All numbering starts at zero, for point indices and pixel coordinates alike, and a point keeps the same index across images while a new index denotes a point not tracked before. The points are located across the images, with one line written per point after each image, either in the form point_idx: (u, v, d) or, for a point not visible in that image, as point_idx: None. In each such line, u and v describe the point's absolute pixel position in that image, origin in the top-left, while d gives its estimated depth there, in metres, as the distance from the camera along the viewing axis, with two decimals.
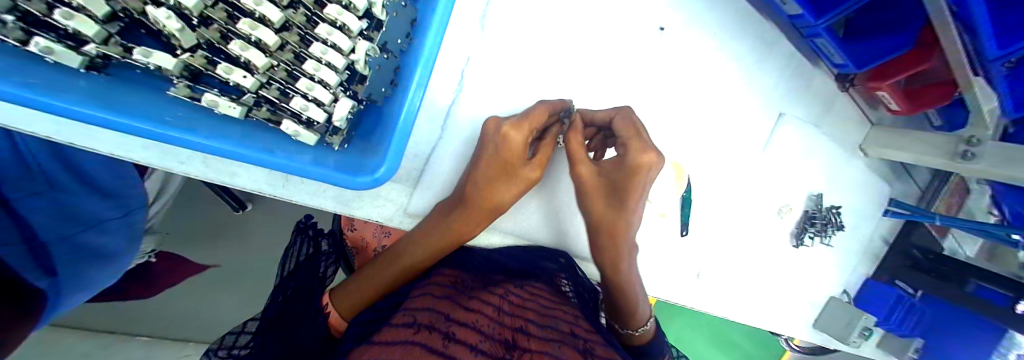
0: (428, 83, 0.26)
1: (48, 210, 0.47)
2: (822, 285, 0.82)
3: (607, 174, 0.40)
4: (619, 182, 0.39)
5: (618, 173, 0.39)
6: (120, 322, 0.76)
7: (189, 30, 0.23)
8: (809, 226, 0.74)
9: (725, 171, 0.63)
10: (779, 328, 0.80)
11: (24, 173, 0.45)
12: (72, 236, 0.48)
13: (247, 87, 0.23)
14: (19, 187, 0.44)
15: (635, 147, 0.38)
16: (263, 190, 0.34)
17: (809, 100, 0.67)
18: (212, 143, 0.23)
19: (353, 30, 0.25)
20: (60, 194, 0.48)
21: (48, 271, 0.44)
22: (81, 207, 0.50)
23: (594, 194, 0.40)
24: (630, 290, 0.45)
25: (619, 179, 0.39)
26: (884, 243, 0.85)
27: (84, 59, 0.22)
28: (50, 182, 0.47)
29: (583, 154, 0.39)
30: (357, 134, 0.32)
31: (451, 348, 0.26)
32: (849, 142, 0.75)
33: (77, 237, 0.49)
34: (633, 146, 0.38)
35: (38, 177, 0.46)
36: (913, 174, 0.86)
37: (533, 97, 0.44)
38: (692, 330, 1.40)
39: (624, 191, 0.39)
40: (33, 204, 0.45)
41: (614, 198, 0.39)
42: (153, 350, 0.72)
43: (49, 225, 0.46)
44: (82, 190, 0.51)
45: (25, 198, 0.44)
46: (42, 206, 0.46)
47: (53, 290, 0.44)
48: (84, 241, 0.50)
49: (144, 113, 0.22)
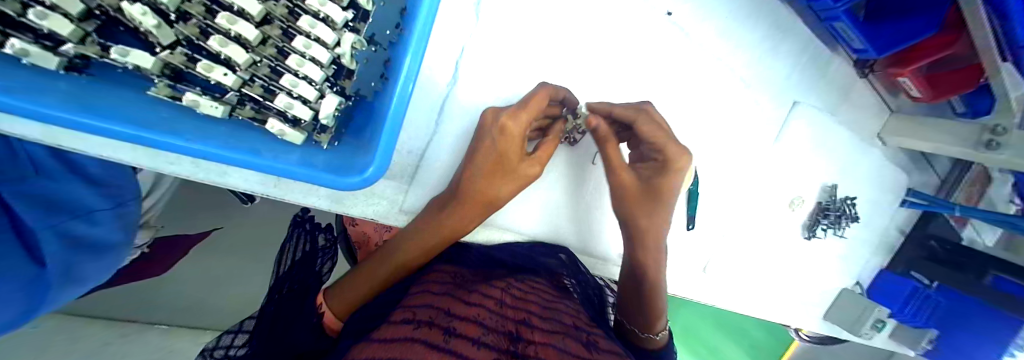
0: (417, 75, 0.25)
1: (30, 197, 0.45)
2: (834, 278, 0.80)
3: (646, 179, 0.41)
4: (658, 186, 0.40)
5: (656, 176, 0.40)
6: (139, 309, 0.77)
7: (167, 27, 0.22)
8: (823, 218, 0.72)
9: (734, 161, 0.61)
10: (785, 320, 0.79)
11: (9, 155, 0.44)
12: (61, 224, 0.49)
13: (228, 85, 0.23)
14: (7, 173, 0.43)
15: (674, 152, 0.39)
16: (256, 190, 0.33)
17: (826, 86, 0.64)
18: (197, 146, 0.22)
19: (337, 23, 0.23)
20: (48, 181, 0.47)
21: (37, 259, 0.46)
22: (72, 196, 0.50)
23: (629, 197, 0.41)
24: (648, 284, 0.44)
25: (657, 183, 0.40)
26: (900, 233, 0.83)
27: (60, 60, 0.21)
28: (36, 169, 0.47)
29: (620, 157, 0.40)
30: (347, 131, 0.31)
31: (452, 342, 0.25)
32: (866, 129, 0.72)
33: (67, 228, 0.49)
34: (671, 151, 0.39)
35: (21, 163, 0.45)
36: (934, 163, 0.83)
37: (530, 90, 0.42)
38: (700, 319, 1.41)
39: (660, 191, 0.40)
40: (19, 191, 0.44)
41: (652, 201, 0.40)
42: (177, 339, 0.77)
43: (36, 213, 0.45)
44: (71, 178, 0.49)
45: (16, 184, 0.44)
46: (30, 192, 0.46)
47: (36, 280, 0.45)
48: (74, 231, 0.50)
49: (122, 115, 0.21)
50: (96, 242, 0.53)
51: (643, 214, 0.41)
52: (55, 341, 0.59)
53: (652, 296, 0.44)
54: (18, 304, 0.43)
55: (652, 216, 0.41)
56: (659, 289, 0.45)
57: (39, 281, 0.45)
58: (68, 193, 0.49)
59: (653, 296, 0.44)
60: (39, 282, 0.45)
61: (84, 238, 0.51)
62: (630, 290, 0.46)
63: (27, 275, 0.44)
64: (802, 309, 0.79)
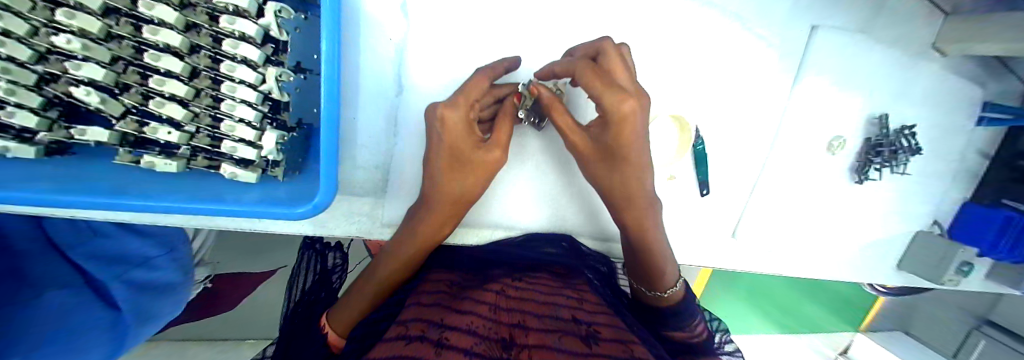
0: (340, 77, 0.23)
1: (89, 254, 0.51)
2: (894, 221, 0.71)
3: (596, 137, 0.37)
4: (610, 140, 0.35)
5: (602, 132, 0.36)
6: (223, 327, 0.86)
7: (112, 100, 0.23)
8: (875, 156, 0.63)
9: (747, 111, 0.55)
10: (841, 276, 0.72)
11: (69, 225, 0.51)
12: (123, 274, 0.52)
13: (176, 141, 0.25)
14: (68, 239, 0.50)
15: (609, 97, 0.32)
16: (244, 227, 0.35)
17: (847, 5, 0.56)
18: (156, 203, 0.24)
19: (256, 61, 0.23)
20: (102, 239, 0.52)
21: (111, 304, 0.51)
22: (125, 249, 0.53)
23: (590, 158, 0.38)
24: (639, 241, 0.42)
25: (607, 138, 0.35)
26: (982, 158, 0.72)
27: (37, 148, 0.24)
28: (94, 229, 0.52)
29: (568, 122, 0.37)
30: (307, 158, 0.33)
31: (445, 354, 0.23)
32: (912, 45, 0.62)
33: (128, 276, 0.52)
34: (607, 98, 0.32)
35: (82, 228, 0.52)
36: (1013, 67, 0.69)
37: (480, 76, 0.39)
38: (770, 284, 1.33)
39: (617, 146, 0.35)
40: (79, 250, 0.50)
41: (609, 156, 0.37)
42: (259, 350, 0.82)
43: (97, 267, 0.51)
44: (121, 232, 0.53)
45: (75, 246, 0.50)
46: (93, 250, 0.51)
47: (113, 322, 0.50)
48: (135, 278, 0.53)
49: (94, 187, 0.24)
50: (159, 285, 0.56)
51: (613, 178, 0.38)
52: None
53: (650, 257, 0.43)
54: (105, 344, 0.48)
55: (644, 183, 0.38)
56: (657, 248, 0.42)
57: (118, 322, 0.50)
58: (120, 246, 0.53)
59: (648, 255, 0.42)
60: (118, 323, 0.50)
61: (148, 284, 0.54)
62: (633, 254, 0.45)
63: (105, 321, 0.49)
64: (859, 262, 0.71)
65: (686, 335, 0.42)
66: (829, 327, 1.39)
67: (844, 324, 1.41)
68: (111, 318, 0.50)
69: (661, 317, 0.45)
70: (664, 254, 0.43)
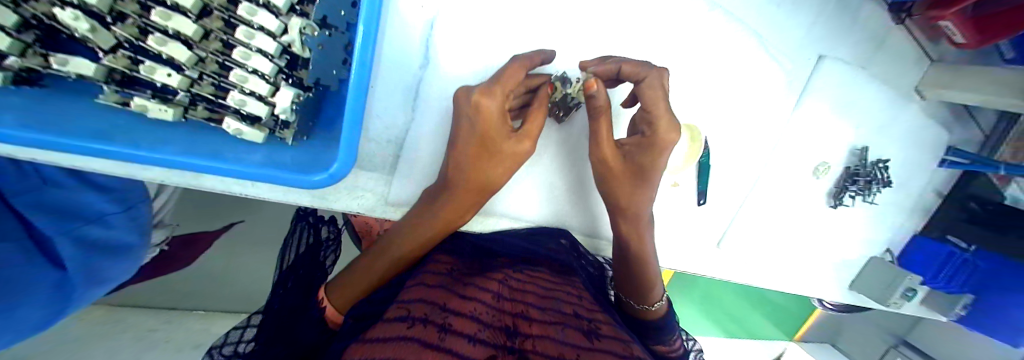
0: (377, 34, 0.21)
1: (35, 204, 0.42)
2: (859, 245, 0.76)
3: (631, 157, 0.39)
4: (640, 162, 0.38)
5: (639, 154, 0.38)
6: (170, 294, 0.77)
7: (103, 30, 0.20)
8: (850, 184, 0.67)
9: (749, 130, 0.57)
10: (807, 292, 0.76)
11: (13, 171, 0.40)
12: (74, 230, 0.45)
13: (175, 86, 0.22)
14: (11, 186, 0.40)
15: (663, 126, 0.37)
16: (233, 190, 0.33)
17: (855, 38, 0.58)
18: (149, 154, 0.21)
19: (279, 7, 0.21)
20: (52, 190, 0.44)
21: (59, 264, 0.43)
22: (77, 203, 0.45)
23: (620, 178, 0.39)
24: (636, 258, 0.44)
25: (638, 159, 0.38)
26: (937, 196, 0.77)
27: (5, 75, 0.20)
28: (43, 179, 0.43)
29: (607, 133, 0.37)
30: (317, 124, 0.30)
31: (449, 340, 0.22)
32: (902, 85, 0.65)
33: (81, 232, 0.45)
34: (661, 125, 0.37)
35: (29, 174, 0.42)
36: (977, 117, 0.75)
37: (506, 58, 0.38)
38: (722, 291, 1.38)
39: (647, 169, 0.39)
40: (26, 201, 0.41)
41: (639, 178, 0.39)
42: (214, 324, 0.76)
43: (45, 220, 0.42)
44: (77, 185, 0.45)
45: (19, 195, 0.40)
46: (42, 201, 0.42)
47: (61, 282, 0.43)
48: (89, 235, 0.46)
49: (76, 127, 0.21)
50: (114, 246, 0.49)
51: (634, 192, 0.40)
52: (100, 329, 0.63)
53: (642, 269, 0.44)
54: (45, 307, 0.41)
55: (641, 195, 0.40)
56: (650, 264, 0.45)
57: (65, 283, 0.43)
58: (76, 199, 0.45)
59: (642, 265, 0.44)
60: (66, 284, 0.43)
61: (104, 243, 0.48)
62: (622, 267, 0.46)
63: (49, 282, 0.41)
64: (825, 280, 0.76)
65: (666, 349, 0.46)
66: (769, 336, 1.47)
67: (782, 334, 1.48)
68: (59, 278, 0.43)
69: (646, 328, 0.47)
70: (654, 264, 0.46)
